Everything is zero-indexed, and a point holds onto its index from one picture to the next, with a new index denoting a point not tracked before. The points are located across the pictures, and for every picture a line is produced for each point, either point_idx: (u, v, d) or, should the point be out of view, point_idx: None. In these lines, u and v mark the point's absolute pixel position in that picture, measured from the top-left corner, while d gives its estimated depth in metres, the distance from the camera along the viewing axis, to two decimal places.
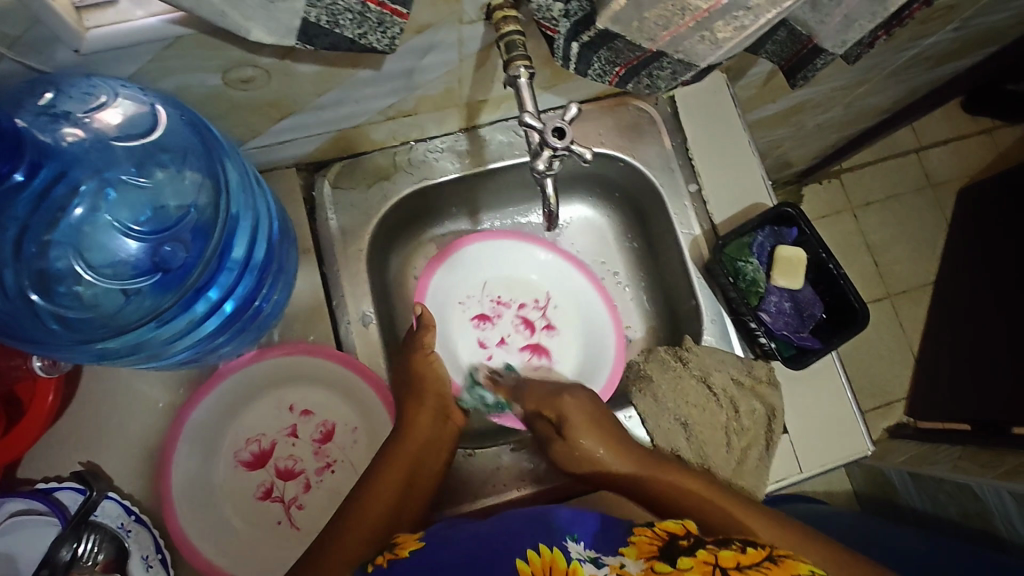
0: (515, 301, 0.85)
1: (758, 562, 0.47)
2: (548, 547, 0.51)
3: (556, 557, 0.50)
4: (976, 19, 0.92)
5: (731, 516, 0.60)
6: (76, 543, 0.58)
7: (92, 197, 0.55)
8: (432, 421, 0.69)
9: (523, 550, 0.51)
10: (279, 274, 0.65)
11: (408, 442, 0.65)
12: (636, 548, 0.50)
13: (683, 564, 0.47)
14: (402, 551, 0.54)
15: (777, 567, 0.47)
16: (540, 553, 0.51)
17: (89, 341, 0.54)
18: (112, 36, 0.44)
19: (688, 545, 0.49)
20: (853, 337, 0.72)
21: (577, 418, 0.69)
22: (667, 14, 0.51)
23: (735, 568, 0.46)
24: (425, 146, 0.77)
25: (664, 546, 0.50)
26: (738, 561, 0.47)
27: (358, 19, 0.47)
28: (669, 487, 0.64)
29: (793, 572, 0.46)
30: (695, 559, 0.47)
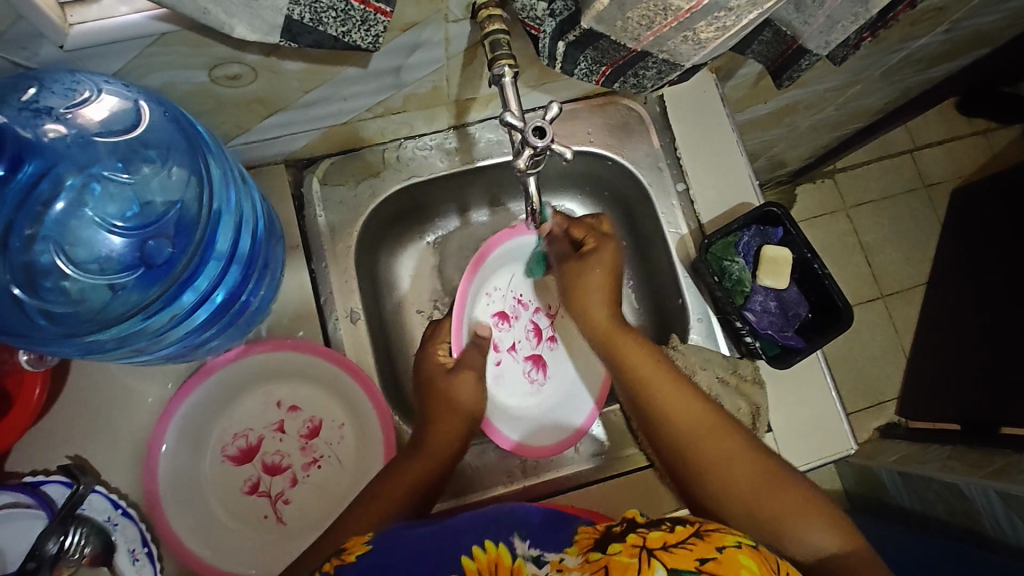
0: (534, 306, 0.85)
1: (683, 540, 0.46)
2: (495, 545, 0.52)
3: (501, 553, 0.51)
4: (965, 22, 0.93)
5: (696, 426, 0.60)
6: (63, 536, 0.58)
7: (77, 193, 0.55)
8: (462, 431, 0.69)
9: (470, 547, 0.52)
10: (266, 269, 0.66)
11: (429, 457, 0.65)
12: (577, 545, 0.51)
13: (614, 550, 0.46)
14: (350, 557, 0.53)
15: (702, 541, 0.46)
16: (485, 549, 0.51)
17: (74, 335, 0.53)
18: (96, 32, 0.44)
19: (621, 532, 0.50)
20: (836, 337, 0.73)
21: (604, 258, 0.68)
22: (649, 14, 0.51)
23: (662, 547, 0.45)
24: (415, 144, 0.77)
25: (601, 537, 0.51)
26: (664, 540, 0.46)
27: (342, 17, 0.47)
28: (648, 374, 0.64)
29: (716, 545, 0.46)
30: (624, 545, 0.46)
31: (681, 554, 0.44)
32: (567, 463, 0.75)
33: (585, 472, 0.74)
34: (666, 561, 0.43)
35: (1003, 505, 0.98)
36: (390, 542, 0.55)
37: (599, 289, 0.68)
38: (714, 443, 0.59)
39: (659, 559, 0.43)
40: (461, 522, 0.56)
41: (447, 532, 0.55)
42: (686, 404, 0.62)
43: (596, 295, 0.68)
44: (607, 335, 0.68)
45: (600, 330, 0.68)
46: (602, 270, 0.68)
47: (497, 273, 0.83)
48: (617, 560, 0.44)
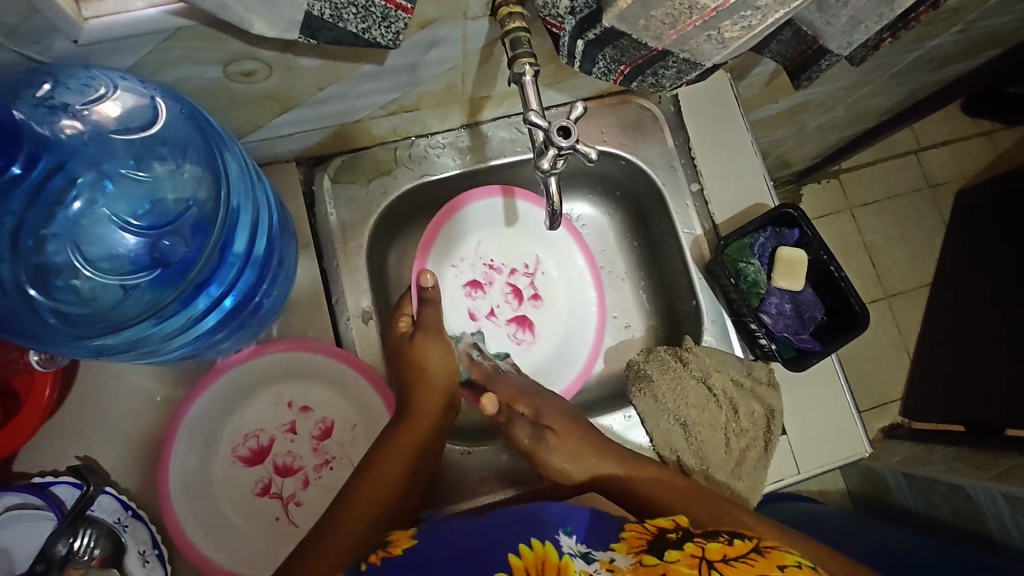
0: (507, 267, 0.84)
1: (743, 554, 0.48)
2: (540, 542, 0.51)
3: (548, 550, 0.50)
4: (980, 22, 0.92)
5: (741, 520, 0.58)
6: (73, 538, 0.58)
7: (90, 190, 0.54)
8: (442, 405, 0.67)
9: (515, 545, 0.51)
10: (280, 269, 0.65)
11: (418, 423, 0.64)
12: (626, 543, 0.51)
13: (671, 556, 0.47)
14: (395, 549, 0.54)
15: (763, 558, 0.48)
16: (531, 547, 0.51)
17: (87, 336, 0.53)
18: (112, 27, 0.43)
19: (677, 539, 0.50)
20: (853, 339, 0.72)
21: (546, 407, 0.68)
22: (673, 13, 0.50)
23: (722, 561, 0.47)
24: (427, 142, 0.77)
25: (653, 540, 0.51)
26: (724, 553, 0.48)
27: (362, 13, 0.46)
28: (664, 498, 0.61)
29: (777, 563, 0.47)
30: (682, 553, 0.48)
31: (743, 569, 0.46)
32: None
33: None
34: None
35: (1009, 507, 0.98)
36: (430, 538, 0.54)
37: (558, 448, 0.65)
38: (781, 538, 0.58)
39: (720, 571, 0.45)
40: (500, 519, 0.55)
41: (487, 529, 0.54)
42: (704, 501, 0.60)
43: (565, 448, 0.65)
44: (591, 478, 0.65)
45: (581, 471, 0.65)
46: (559, 418, 0.67)
47: (455, 245, 0.82)
48: (677, 569, 0.46)
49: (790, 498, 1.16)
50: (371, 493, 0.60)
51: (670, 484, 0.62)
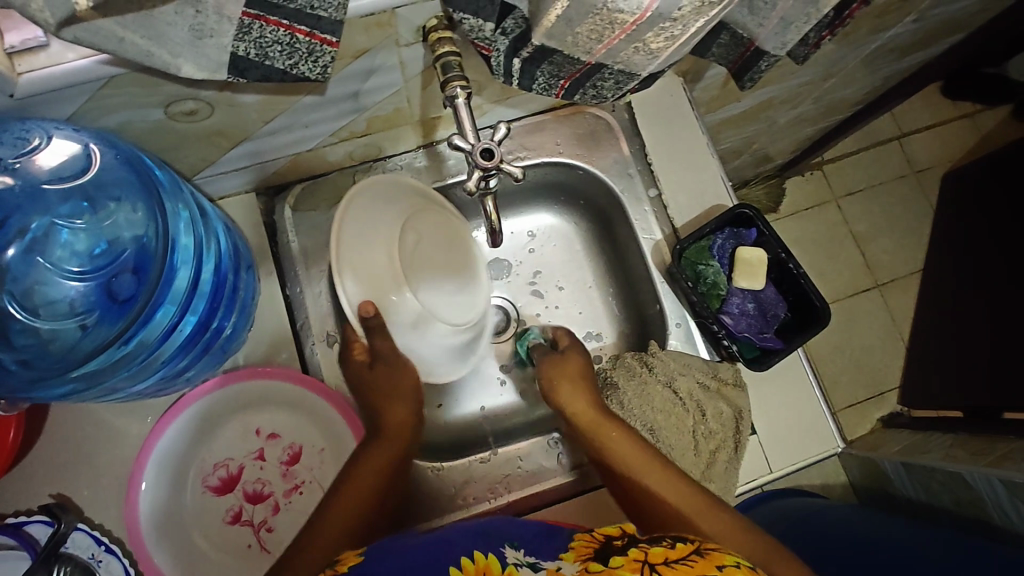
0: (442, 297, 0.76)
1: (685, 557, 0.49)
2: (483, 555, 0.53)
3: (490, 562, 0.52)
4: (936, 9, 0.93)
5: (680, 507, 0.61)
6: (49, 575, 0.59)
7: (37, 241, 0.58)
8: (412, 415, 0.71)
9: (459, 558, 0.52)
10: (235, 298, 0.65)
11: (387, 440, 0.67)
12: (575, 552, 0.52)
13: (616, 563, 0.48)
14: (342, 567, 0.54)
15: (702, 559, 0.49)
16: (474, 559, 0.52)
17: (46, 377, 0.55)
18: (43, 80, 0.45)
19: (622, 545, 0.51)
20: (814, 337, 0.73)
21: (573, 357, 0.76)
22: (597, 29, 0.51)
23: (664, 564, 0.48)
24: (384, 165, 0.78)
25: (600, 548, 0.52)
26: (666, 556, 0.49)
27: (288, 50, 0.48)
28: (641, 469, 0.64)
29: (716, 563, 0.48)
30: (626, 558, 0.48)
31: (683, 570, 0.47)
32: (549, 474, 0.74)
33: (568, 484, 0.74)
34: None
35: (1008, 493, 0.97)
36: (380, 553, 0.54)
37: (583, 398, 0.71)
38: (704, 521, 0.60)
39: (661, 572, 0.46)
40: (454, 535, 0.57)
41: (436, 542, 0.56)
42: (669, 489, 0.63)
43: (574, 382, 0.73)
44: (595, 425, 0.68)
45: (591, 417, 0.69)
46: (576, 373, 0.74)
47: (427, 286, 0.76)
48: (620, 574, 0.46)
49: (786, 493, 1.15)
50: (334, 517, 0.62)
51: (630, 436, 0.67)
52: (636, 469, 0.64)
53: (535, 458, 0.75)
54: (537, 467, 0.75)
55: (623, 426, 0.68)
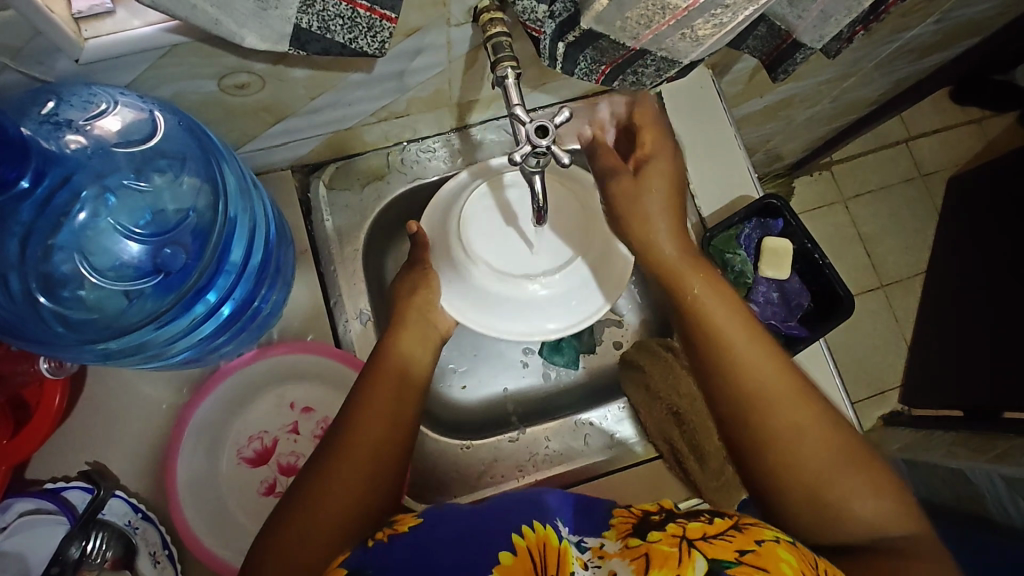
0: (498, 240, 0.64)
1: (724, 531, 0.47)
2: (542, 525, 0.52)
3: (549, 533, 0.50)
4: (957, 12, 0.94)
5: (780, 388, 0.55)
6: (84, 541, 0.60)
7: (95, 202, 0.56)
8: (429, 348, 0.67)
9: (518, 525, 0.50)
10: (276, 275, 0.67)
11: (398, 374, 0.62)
12: (616, 531, 0.52)
13: (653, 537, 0.48)
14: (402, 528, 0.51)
15: (741, 534, 0.47)
16: (533, 529, 0.50)
17: (92, 342, 0.55)
18: (109, 45, 0.46)
19: (660, 521, 0.51)
20: (837, 326, 0.75)
21: (661, 166, 0.64)
22: (648, 13, 0.53)
23: (701, 539, 0.46)
24: (418, 146, 0.79)
25: (638, 525, 0.52)
26: (705, 531, 0.47)
27: (349, 24, 0.49)
28: (732, 331, 0.57)
29: (755, 537, 0.46)
30: (665, 533, 0.48)
31: (723, 545, 0.45)
32: (575, 455, 0.76)
33: (594, 465, 0.75)
34: (705, 551, 0.44)
35: (1008, 488, 0.99)
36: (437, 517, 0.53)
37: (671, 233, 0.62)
38: (794, 409, 0.54)
39: (699, 548, 0.44)
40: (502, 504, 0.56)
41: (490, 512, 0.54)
42: (763, 361, 0.56)
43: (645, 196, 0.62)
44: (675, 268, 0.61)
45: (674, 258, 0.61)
46: (661, 175, 0.64)
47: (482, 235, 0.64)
48: (657, 548, 0.46)
49: None
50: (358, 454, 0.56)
51: (716, 287, 0.60)
52: (720, 313, 0.59)
53: (561, 438, 0.76)
54: (563, 447, 0.76)
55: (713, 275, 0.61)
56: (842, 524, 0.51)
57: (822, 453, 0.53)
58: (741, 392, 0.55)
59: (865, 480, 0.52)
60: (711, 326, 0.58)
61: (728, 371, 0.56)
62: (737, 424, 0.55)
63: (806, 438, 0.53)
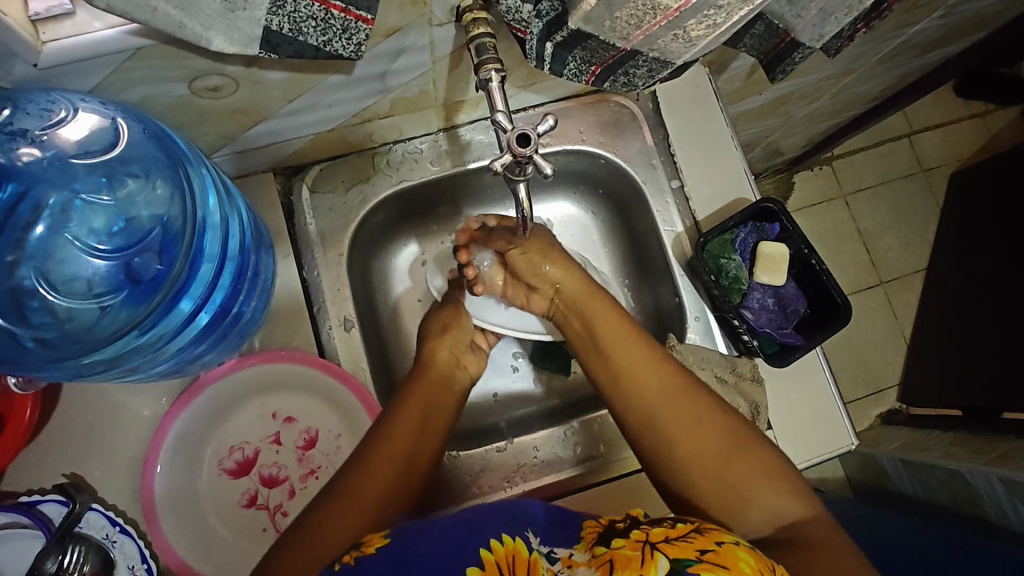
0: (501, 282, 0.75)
1: (685, 534, 0.46)
2: (511, 537, 0.48)
3: (518, 545, 0.47)
4: (962, 5, 0.91)
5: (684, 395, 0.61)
6: (61, 555, 0.58)
7: (57, 216, 0.55)
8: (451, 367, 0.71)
9: (486, 540, 0.47)
10: (256, 280, 0.64)
11: (422, 389, 0.66)
12: (585, 541, 0.49)
13: (619, 543, 0.46)
14: (370, 549, 0.49)
15: (701, 536, 0.46)
16: (502, 542, 0.47)
17: (63, 358, 0.53)
18: (69, 49, 0.43)
19: (625, 527, 0.48)
20: (835, 334, 0.73)
21: (539, 228, 0.71)
22: (638, 14, 0.50)
23: (664, 541, 0.45)
24: (404, 147, 0.76)
25: (604, 532, 0.49)
26: (667, 535, 0.46)
27: (322, 26, 0.46)
28: (620, 346, 0.64)
29: (714, 538, 0.45)
30: (629, 539, 0.46)
31: (683, 547, 0.44)
32: (565, 465, 0.74)
33: (584, 476, 0.74)
34: (669, 553, 0.43)
35: (1007, 491, 0.95)
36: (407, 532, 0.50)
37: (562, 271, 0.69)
38: (673, 412, 0.59)
39: (661, 551, 0.44)
40: (477, 515, 0.51)
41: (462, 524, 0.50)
42: (645, 369, 0.62)
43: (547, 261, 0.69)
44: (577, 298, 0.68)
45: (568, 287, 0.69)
46: (540, 233, 0.71)
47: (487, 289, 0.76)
48: (622, 553, 0.44)
49: None
50: (380, 465, 0.59)
51: (612, 308, 0.67)
52: (612, 334, 0.65)
53: (550, 447, 0.75)
54: (552, 457, 0.75)
55: (606, 299, 0.68)
56: (745, 515, 0.55)
57: (710, 448, 0.57)
58: (632, 411, 0.61)
59: (758, 465, 0.56)
60: (603, 346, 0.65)
61: (631, 391, 0.62)
62: (640, 435, 0.60)
63: (693, 438, 0.58)
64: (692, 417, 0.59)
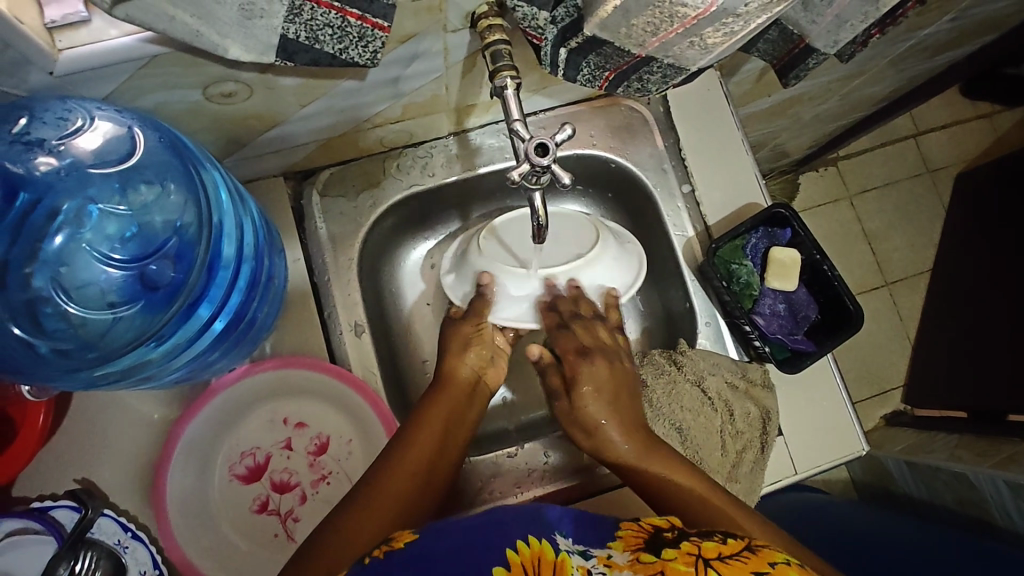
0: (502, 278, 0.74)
1: (737, 552, 0.44)
2: (537, 540, 0.48)
3: (545, 548, 0.47)
4: (974, 8, 0.91)
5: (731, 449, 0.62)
6: (73, 561, 0.58)
7: (71, 223, 0.55)
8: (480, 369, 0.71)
9: (513, 541, 0.47)
10: (269, 286, 0.64)
11: (451, 391, 0.68)
12: (623, 543, 0.48)
13: (668, 554, 0.44)
14: (398, 544, 0.49)
15: (755, 555, 0.44)
16: (529, 544, 0.47)
17: (75, 369, 0.53)
18: (85, 57, 0.43)
19: (673, 538, 0.47)
20: (846, 340, 0.72)
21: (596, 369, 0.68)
22: (655, 21, 0.50)
23: (717, 558, 0.43)
24: (415, 151, 0.76)
25: (650, 538, 0.48)
26: (720, 551, 0.44)
27: (339, 34, 0.46)
28: (664, 479, 0.59)
29: (768, 559, 0.43)
30: (678, 551, 0.44)
31: (738, 567, 0.42)
32: (575, 471, 0.74)
33: (594, 481, 0.74)
34: (723, 572, 0.41)
35: (1012, 494, 0.95)
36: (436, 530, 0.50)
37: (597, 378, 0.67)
38: (747, 533, 0.53)
39: (715, 569, 0.42)
40: (502, 516, 0.52)
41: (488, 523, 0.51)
42: (700, 489, 0.57)
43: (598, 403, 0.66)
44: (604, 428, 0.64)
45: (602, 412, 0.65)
46: (593, 378, 0.68)
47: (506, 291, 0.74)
48: (673, 567, 0.42)
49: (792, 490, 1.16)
50: (409, 460, 0.60)
51: (648, 447, 0.62)
52: (658, 473, 0.60)
53: (561, 453, 0.75)
54: (562, 463, 0.75)
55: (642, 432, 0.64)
56: None
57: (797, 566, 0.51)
58: None
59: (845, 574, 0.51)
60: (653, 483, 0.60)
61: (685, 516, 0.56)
62: None
63: (776, 560, 0.51)
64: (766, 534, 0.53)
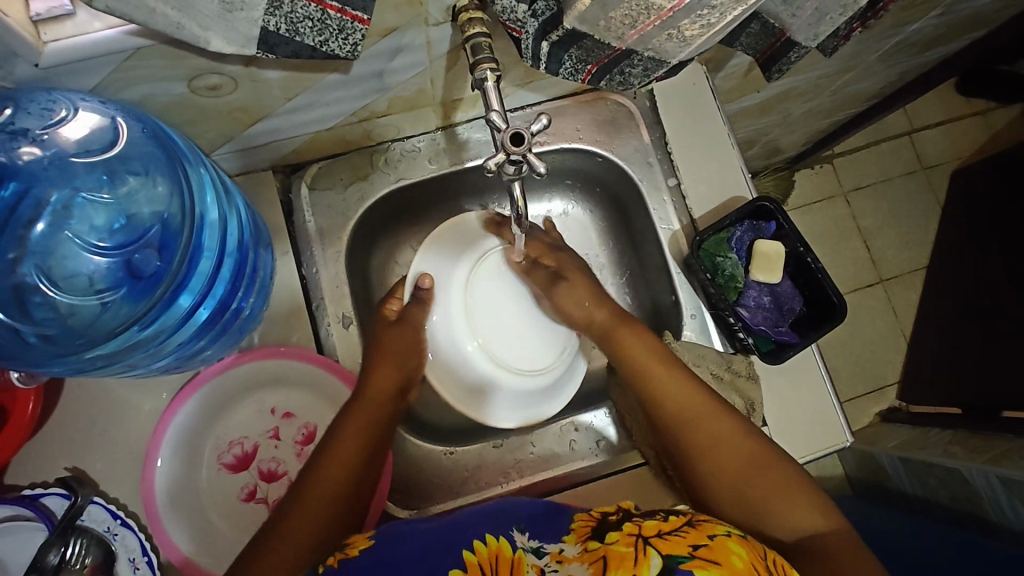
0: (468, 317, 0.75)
1: (677, 528, 0.49)
2: (494, 538, 0.51)
3: (502, 545, 0.50)
4: (961, 3, 0.91)
5: (685, 411, 0.63)
6: (63, 547, 0.59)
7: (58, 213, 0.56)
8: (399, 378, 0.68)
9: (470, 541, 0.50)
10: (255, 277, 0.65)
11: (370, 403, 0.64)
12: (575, 533, 0.51)
13: (611, 538, 0.48)
14: (352, 551, 0.51)
15: (693, 530, 0.49)
16: (486, 542, 0.50)
17: (65, 354, 0.54)
18: (69, 49, 0.44)
19: (617, 520, 0.51)
20: (831, 331, 0.73)
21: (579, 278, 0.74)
22: (632, 14, 0.50)
23: (656, 536, 0.47)
24: (402, 145, 0.77)
25: (597, 525, 0.51)
26: (659, 529, 0.48)
27: (319, 26, 0.47)
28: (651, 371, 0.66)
29: (707, 533, 0.48)
30: (620, 533, 0.48)
31: (675, 541, 0.47)
32: (560, 460, 0.76)
33: (580, 471, 0.75)
34: (660, 548, 0.45)
35: (1005, 488, 0.95)
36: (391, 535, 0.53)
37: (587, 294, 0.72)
38: (713, 431, 0.61)
39: (655, 546, 0.46)
40: (466, 518, 0.55)
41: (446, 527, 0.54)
42: (682, 388, 0.64)
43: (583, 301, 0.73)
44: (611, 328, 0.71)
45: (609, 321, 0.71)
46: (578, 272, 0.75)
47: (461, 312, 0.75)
48: (615, 549, 0.46)
49: None
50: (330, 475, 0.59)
51: (647, 343, 0.69)
52: (655, 372, 0.66)
53: (547, 443, 0.77)
54: (548, 453, 0.76)
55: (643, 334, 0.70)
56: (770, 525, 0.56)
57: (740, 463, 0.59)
58: (672, 432, 0.63)
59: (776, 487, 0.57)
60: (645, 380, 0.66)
61: (662, 406, 0.64)
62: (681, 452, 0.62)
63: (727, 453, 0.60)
64: (728, 432, 0.61)
